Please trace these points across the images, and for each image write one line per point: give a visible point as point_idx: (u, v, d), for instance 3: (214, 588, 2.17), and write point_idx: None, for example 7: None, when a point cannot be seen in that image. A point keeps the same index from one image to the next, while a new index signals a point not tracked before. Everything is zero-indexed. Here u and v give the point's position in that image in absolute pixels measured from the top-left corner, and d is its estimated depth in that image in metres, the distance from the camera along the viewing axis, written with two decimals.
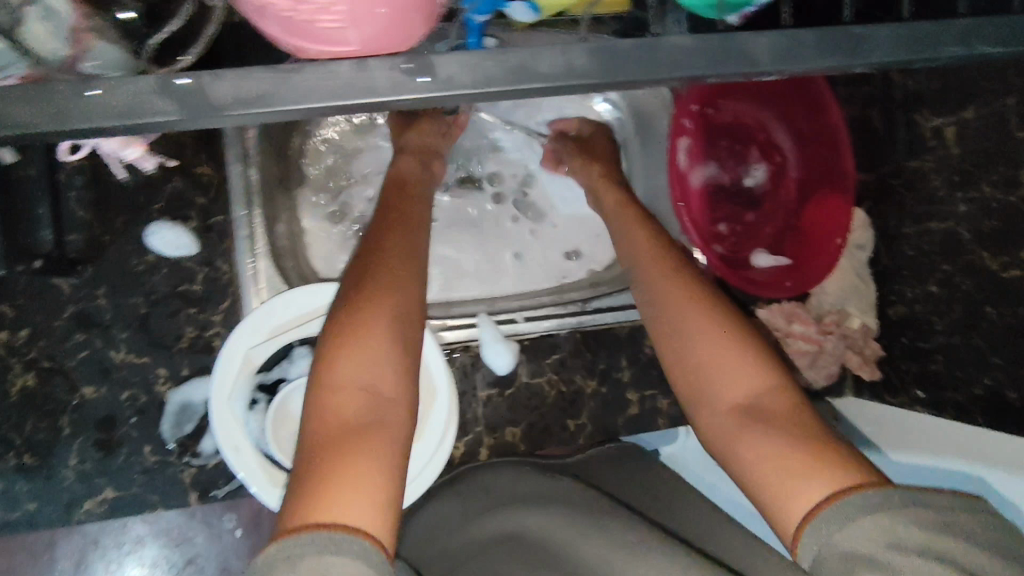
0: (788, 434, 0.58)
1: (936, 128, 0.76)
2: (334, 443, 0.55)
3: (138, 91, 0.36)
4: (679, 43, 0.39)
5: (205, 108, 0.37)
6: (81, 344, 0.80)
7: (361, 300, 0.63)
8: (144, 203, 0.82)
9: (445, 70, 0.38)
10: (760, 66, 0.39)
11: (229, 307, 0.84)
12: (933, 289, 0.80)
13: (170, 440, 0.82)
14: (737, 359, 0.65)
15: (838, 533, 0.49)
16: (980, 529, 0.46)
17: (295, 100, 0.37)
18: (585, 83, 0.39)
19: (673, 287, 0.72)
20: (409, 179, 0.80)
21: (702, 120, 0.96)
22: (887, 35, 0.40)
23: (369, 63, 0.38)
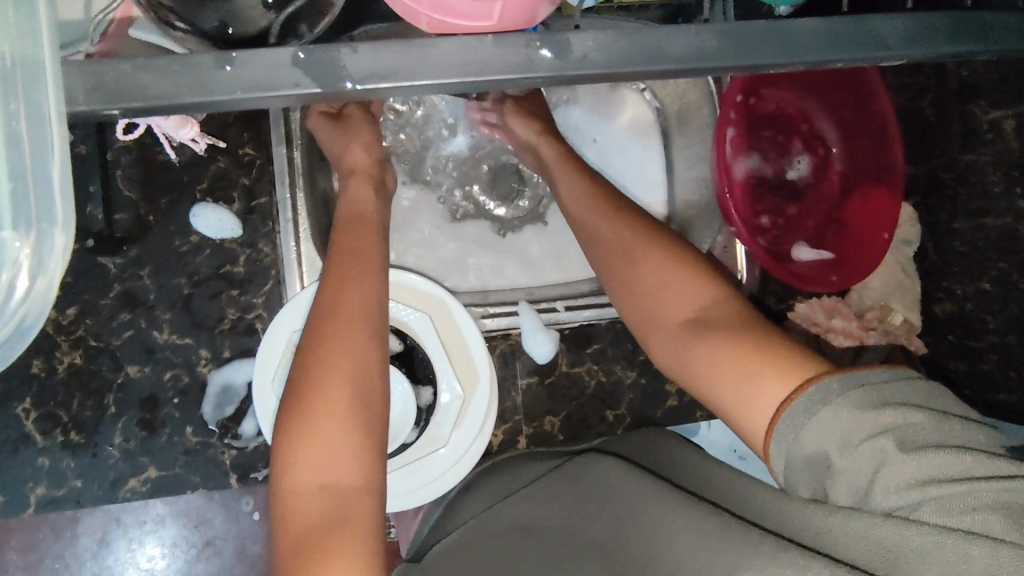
0: (736, 338, 0.57)
1: (995, 120, 0.76)
2: (300, 551, 0.53)
3: (279, 62, 0.42)
4: (813, 27, 0.43)
5: (338, 82, 0.42)
6: (126, 324, 0.80)
7: (306, 392, 0.59)
8: (188, 183, 0.81)
9: (582, 49, 0.43)
10: (895, 49, 0.44)
11: (271, 289, 0.83)
12: (985, 287, 0.79)
13: (212, 421, 0.82)
14: (682, 280, 0.64)
15: (797, 437, 0.47)
16: (926, 401, 0.46)
17: (418, 78, 0.42)
18: (711, 65, 0.43)
19: (617, 232, 0.70)
20: (369, 212, 0.74)
21: (746, 110, 0.94)
22: (1005, 23, 0.45)
23: (506, 39, 0.43)
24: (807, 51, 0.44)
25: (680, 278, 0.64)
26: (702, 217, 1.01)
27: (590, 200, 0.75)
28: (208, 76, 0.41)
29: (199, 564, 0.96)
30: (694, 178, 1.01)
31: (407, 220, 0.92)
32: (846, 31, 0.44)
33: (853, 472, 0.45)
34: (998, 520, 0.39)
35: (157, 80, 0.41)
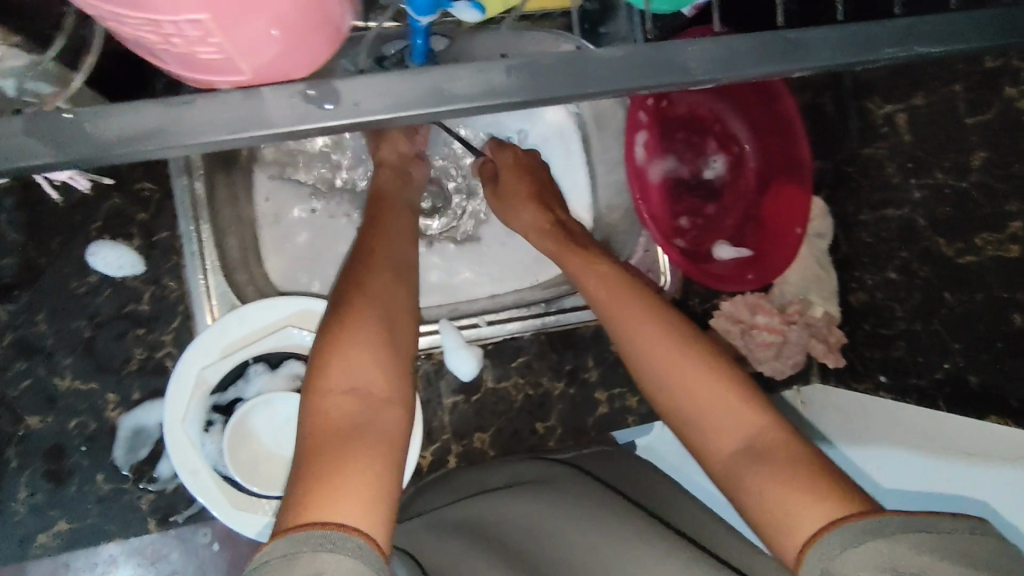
0: (778, 459, 0.57)
1: (887, 114, 0.77)
2: (326, 444, 0.54)
3: (8, 132, 0.31)
4: (603, 53, 0.34)
5: (84, 148, 0.32)
6: (23, 373, 0.77)
7: (346, 307, 0.62)
8: (82, 223, 0.78)
9: (353, 94, 0.33)
10: (696, 79, 0.35)
11: (179, 326, 0.81)
12: (893, 276, 0.81)
13: (125, 466, 0.79)
14: (724, 393, 0.63)
15: (836, 559, 0.48)
16: (974, 550, 0.46)
17: (184, 138, 0.32)
18: (506, 105, 0.34)
19: (647, 319, 0.69)
20: (391, 194, 0.79)
21: (657, 113, 0.94)
22: (822, 39, 0.36)
23: (262, 90, 0.33)
24: (604, 86, 0.34)
25: (711, 377, 0.64)
26: (626, 220, 0.99)
27: (613, 275, 0.75)
28: None
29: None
30: (613, 182, 1.00)
31: (323, 245, 0.90)
32: (643, 58, 0.34)
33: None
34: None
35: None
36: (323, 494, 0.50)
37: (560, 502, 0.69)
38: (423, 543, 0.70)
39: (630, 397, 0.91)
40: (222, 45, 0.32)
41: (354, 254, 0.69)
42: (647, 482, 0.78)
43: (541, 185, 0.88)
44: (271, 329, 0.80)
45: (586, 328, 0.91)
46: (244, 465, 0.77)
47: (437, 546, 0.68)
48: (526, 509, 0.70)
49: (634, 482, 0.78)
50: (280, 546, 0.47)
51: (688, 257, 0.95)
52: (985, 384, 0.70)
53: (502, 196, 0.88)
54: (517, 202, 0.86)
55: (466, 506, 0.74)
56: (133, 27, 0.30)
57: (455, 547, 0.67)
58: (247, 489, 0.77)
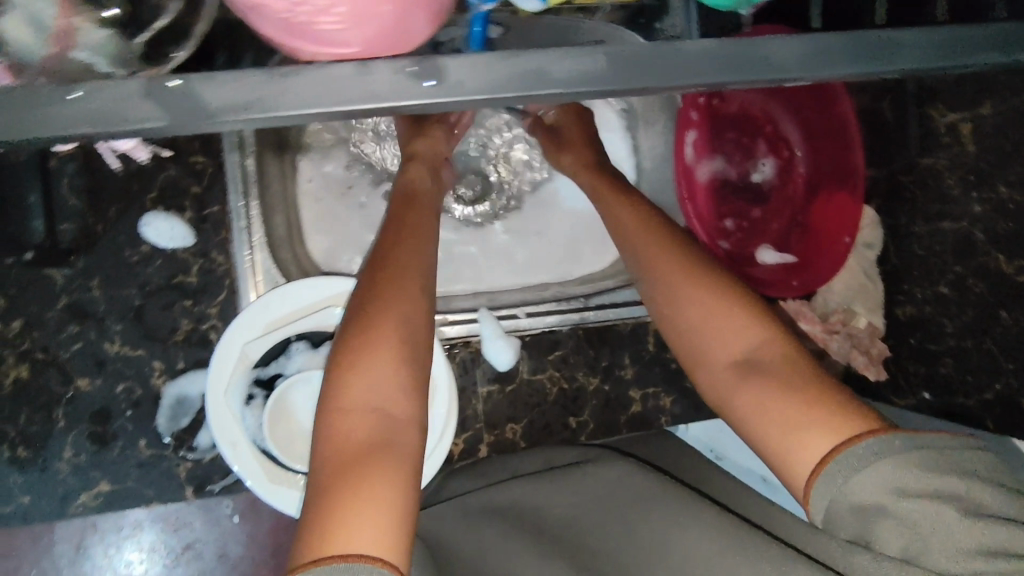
0: (793, 387, 0.55)
1: (950, 123, 0.74)
2: (345, 469, 0.54)
3: (120, 95, 0.32)
4: (698, 45, 0.34)
5: (195, 114, 0.32)
6: (75, 336, 0.79)
7: (366, 323, 0.61)
8: (138, 193, 0.80)
9: (455, 73, 0.33)
10: (793, 73, 0.34)
11: (225, 299, 0.82)
12: (944, 290, 0.79)
13: (166, 433, 0.81)
14: (729, 314, 0.61)
15: (845, 486, 0.48)
16: (976, 466, 0.46)
17: (288, 108, 0.32)
18: (599, 91, 0.34)
19: (654, 251, 0.68)
20: (424, 190, 0.76)
21: (709, 112, 0.95)
22: (916, 39, 0.35)
23: (372, 63, 0.33)
24: (696, 79, 0.34)
25: (719, 305, 0.62)
26: (670, 219, 0.98)
27: (631, 212, 0.73)
28: (51, 112, 0.32)
29: (182, 566, 0.99)
30: (659, 180, 0.99)
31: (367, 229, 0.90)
32: (737, 53, 0.34)
33: (900, 523, 0.45)
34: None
35: (11, 112, 0.32)
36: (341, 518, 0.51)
37: (598, 489, 0.71)
38: (454, 530, 0.71)
39: (664, 397, 0.91)
40: (347, 13, 0.34)
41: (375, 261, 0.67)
42: (686, 464, 0.81)
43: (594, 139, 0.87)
44: (313, 309, 0.81)
45: (625, 325, 0.91)
46: (283, 442, 0.78)
47: (467, 535, 0.69)
48: (563, 499, 0.71)
49: (674, 466, 0.80)
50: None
51: (730, 259, 0.95)
52: None
53: (564, 146, 0.86)
54: (569, 147, 0.85)
55: (494, 491, 0.75)
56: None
57: (487, 534, 0.68)
58: (284, 465, 0.78)
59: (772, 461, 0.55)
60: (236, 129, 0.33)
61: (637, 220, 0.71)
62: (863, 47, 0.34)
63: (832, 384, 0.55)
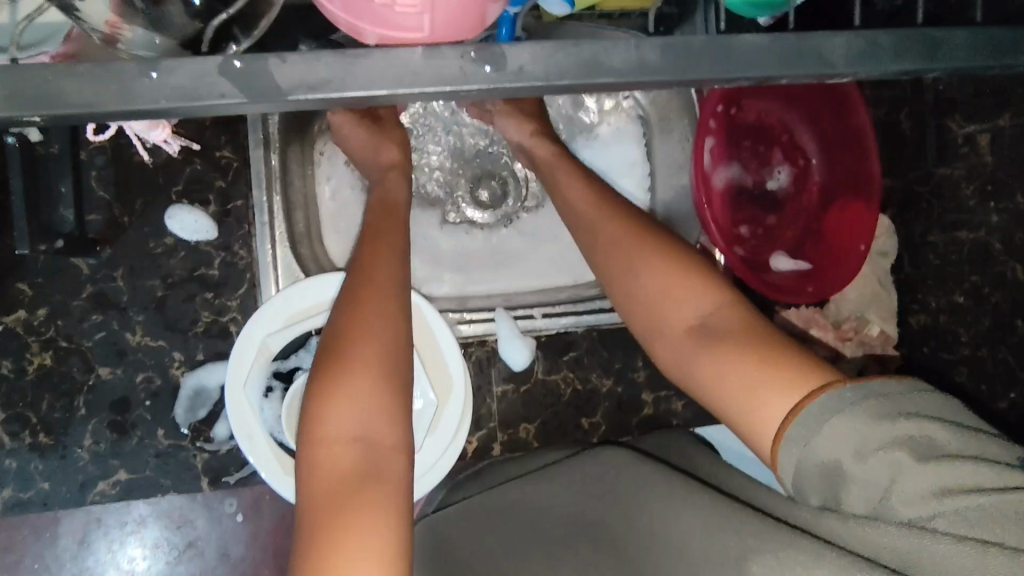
0: (746, 348, 0.54)
1: (968, 134, 0.76)
2: (332, 504, 0.53)
3: (200, 73, 0.33)
4: (752, 40, 0.35)
5: (271, 92, 0.33)
6: (98, 325, 0.79)
7: (339, 343, 0.58)
8: (163, 185, 0.81)
9: (517, 60, 0.34)
10: (840, 68, 0.35)
11: (246, 293, 0.83)
12: (959, 299, 0.80)
13: (184, 424, 0.81)
14: (683, 283, 0.61)
15: (806, 449, 0.46)
16: (938, 412, 0.44)
17: (361, 89, 0.34)
18: (658, 81, 0.34)
19: (610, 229, 0.67)
20: (400, 201, 0.74)
21: (726, 120, 0.94)
22: (960, 39, 0.35)
23: (443, 49, 0.34)
24: (749, 71, 0.35)
25: (670, 274, 0.61)
26: (685, 225, 0.98)
27: (585, 190, 0.72)
28: (135, 86, 0.33)
29: (183, 564, 0.99)
30: (675, 186, 1.00)
31: None
32: (790, 47, 0.35)
33: (862, 479, 0.44)
34: (1016, 532, 0.39)
35: (92, 89, 0.33)
36: (336, 554, 0.50)
37: (589, 479, 0.71)
38: (460, 531, 0.71)
39: (676, 401, 0.91)
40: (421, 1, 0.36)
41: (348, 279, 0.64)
42: (682, 450, 0.78)
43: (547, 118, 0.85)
44: (331, 304, 0.81)
45: None
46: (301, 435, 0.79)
47: (465, 538, 0.70)
48: (561, 498, 0.70)
49: (670, 453, 0.78)
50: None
51: (747, 265, 0.94)
52: None
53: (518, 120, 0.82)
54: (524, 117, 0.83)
55: (506, 490, 0.75)
56: None
57: (488, 540, 0.68)
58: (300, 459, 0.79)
59: (735, 426, 0.54)
60: (309, 108, 0.35)
61: (600, 209, 0.69)
62: (906, 44, 0.35)
63: (782, 338, 0.55)
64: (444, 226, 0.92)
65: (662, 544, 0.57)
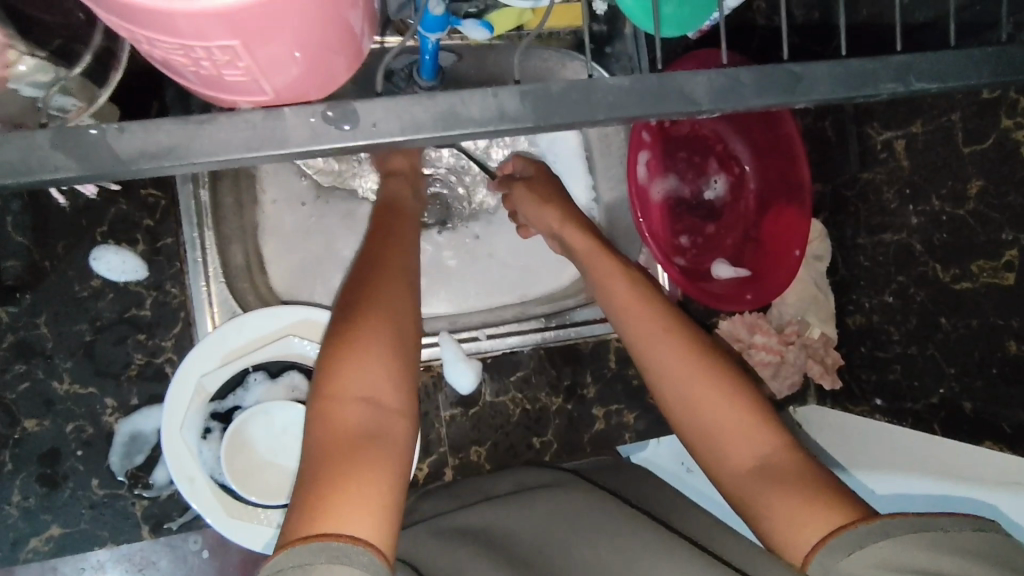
0: (793, 478, 0.58)
1: (886, 140, 0.78)
2: (335, 454, 0.53)
3: (34, 146, 0.32)
4: (612, 83, 0.35)
5: (109, 164, 0.32)
6: (22, 375, 0.77)
7: (355, 315, 0.61)
8: (87, 227, 0.78)
9: (370, 116, 0.34)
10: (703, 107, 0.35)
11: (180, 333, 0.81)
12: (889, 300, 0.82)
13: (120, 472, 0.79)
14: (723, 395, 0.64)
15: (841, 560, 0.50)
16: (983, 550, 0.47)
17: (204, 155, 0.33)
18: (518, 129, 0.34)
19: (630, 292, 0.74)
20: (404, 205, 0.79)
21: (661, 132, 0.95)
22: (822, 73, 0.36)
23: (284, 110, 0.33)
24: (614, 113, 0.35)
25: (699, 372, 0.66)
26: (626, 238, 1.00)
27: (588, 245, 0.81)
28: None
29: None
30: (615, 200, 1.00)
31: (327, 255, 0.90)
32: (648, 89, 0.35)
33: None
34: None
35: None
36: (330, 498, 0.50)
37: (566, 511, 0.71)
38: (421, 546, 0.70)
39: (627, 414, 0.92)
40: (250, 67, 0.32)
41: (365, 265, 0.67)
42: (650, 488, 0.80)
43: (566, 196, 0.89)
44: (272, 339, 0.80)
45: (585, 343, 0.91)
46: (243, 477, 0.77)
47: (434, 549, 0.68)
48: (534, 522, 0.71)
49: (648, 489, 0.80)
50: (290, 554, 0.47)
51: (687, 275, 0.95)
52: (979, 410, 0.71)
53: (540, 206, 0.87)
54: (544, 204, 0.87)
55: (463, 513, 0.75)
56: (165, 50, 0.31)
57: (457, 553, 0.67)
58: (243, 500, 0.77)
59: (774, 543, 0.58)
60: (153, 177, 0.33)
61: (637, 301, 0.73)
62: (769, 80, 0.36)
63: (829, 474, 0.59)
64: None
65: None
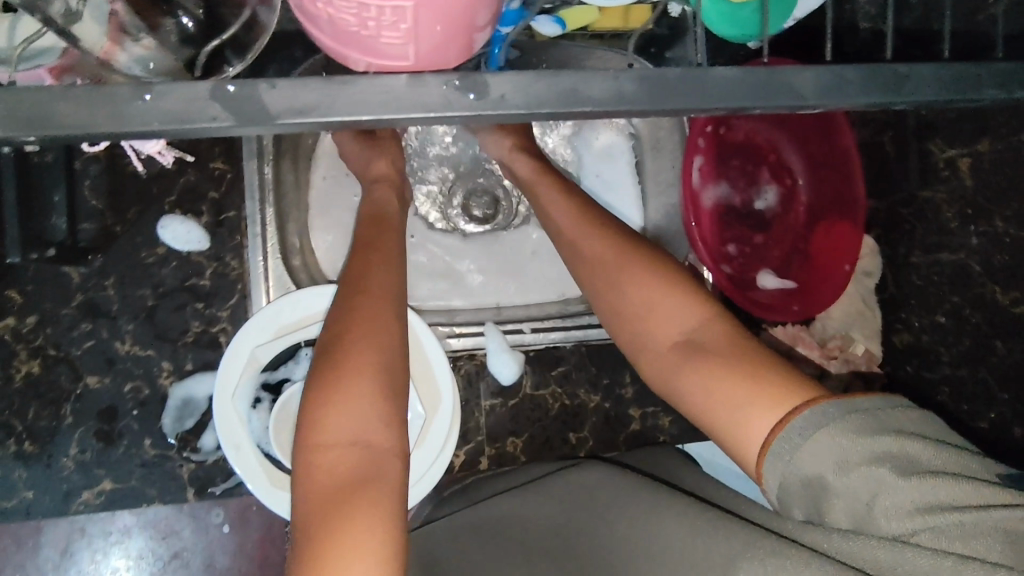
0: (730, 364, 0.56)
1: (949, 158, 0.77)
2: (330, 505, 0.53)
3: (193, 97, 0.34)
4: (727, 74, 0.36)
5: (258, 117, 0.34)
6: (87, 334, 0.80)
7: (334, 358, 0.59)
8: (157, 195, 0.81)
9: (499, 89, 0.35)
10: (809, 101, 0.36)
11: (237, 303, 0.84)
12: (941, 320, 0.80)
13: (171, 433, 0.81)
14: (663, 299, 0.63)
15: (791, 459, 0.48)
16: (916, 428, 0.47)
17: (345, 114, 0.34)
18: (633, 111, 0.36)
19: (572, 225, 0.70)
20: (387, 208, 0.75)
21: (715, 139, 0.96)
22: (926, 75, 0.37)
23: (425, 77, 0.35)
24: (723, 102, 0.36)
25: (636, 277, 0.64)
26: (672, 242, 1.00)
27: (534, 176, 0.79)
28: (127, 109, 0.33)
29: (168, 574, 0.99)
30: (664, 204, 1.01)
31: None
32: (759, 80, 0.36)
33: (848, 493, 0.46)
34: (998, 549, 0.41)
35: (86, 109, 0.33)
36: (326, 553, 0.50)
37: (573, 497, 0.72)
38: (443, 548, 0.71)
39: (663, 417, 0.92)
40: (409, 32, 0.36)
41: (344, 290, 0.64)
42: (667, 464, 0.81)
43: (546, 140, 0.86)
44: (321, 316, 0.81)
45: None
46: (288, 447, 0.79)
47: (454, 550, 0.69)
48: (546, 510, 0.71)
49: (657, 466, 0.81)
50: None
51: (733, 283, 0.97)
52: None
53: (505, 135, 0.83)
54: (513, 148, 0.82)
55: (480, 509, 0.76)
56: (338, 10, 0.35)
57: (474, 552, 0.67)
58: (289, 472, 0.79)
59: (716, 435, 0.56)
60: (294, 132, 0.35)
61: (575, 222, 0.71)
62: (877, 80, 0.36)
63: (764, 351, 0.57)
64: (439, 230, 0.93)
65: (636, 544, 0.59)
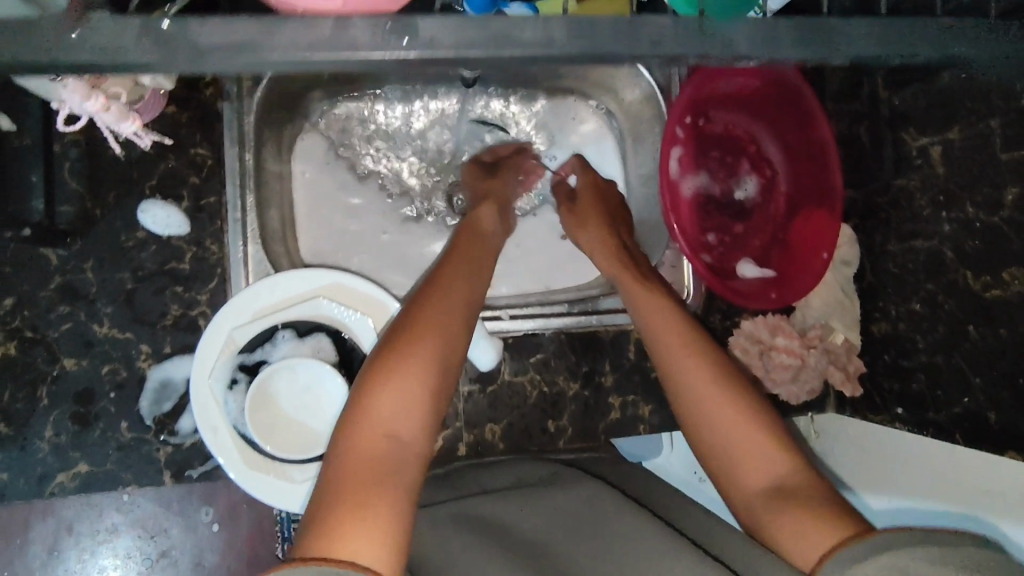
0: (805, 502, 0.59)
1: (923, 146, 0.78)
2: (353, 487, 0.53)
3: (121, 35, 0.38)
4: (664, 23, 0.40)
5: (185, 53, 0.38)
6: (65, 316, 0.80)
7: (389, 351, 0.61)
8: (138, 179, 0.82)
9: (428, 32, 0.39)
10: (745, 54, 0.41)
11: (216, 287, 0.84)
12: (917, 307, 0.81)
13: (148, 417, 0.81)
14: (744, 425, 0.66)
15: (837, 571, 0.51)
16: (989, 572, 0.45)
17: (282, 52, 0.39)
18: (565, 56, 0.40)
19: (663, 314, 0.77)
20: (491, 249, 0.83)
21: (694, 130, 0.95)
22: (859, 33, 0.41)
23: (352, 20, 0.39)
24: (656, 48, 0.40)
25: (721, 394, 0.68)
26: (653, 233, 1.01)
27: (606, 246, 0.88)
28: (61, 43, 0.37)
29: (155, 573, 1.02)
30: (646, 195, 1.01)
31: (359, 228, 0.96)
32: (691, 33, 0.40)
33: None
34: None
35: (27, 43, 0.36)
36: (340, 529, 0.50)
37: (562, 509, 0.71)
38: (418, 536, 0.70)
39: (643, 406, 0.92)
40: None
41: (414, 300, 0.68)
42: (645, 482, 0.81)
43: (617, 214, 0.94)
44: (301, 300, 0.82)
45: (605, 331, 0.93)
46: (265, 431, 0.79)
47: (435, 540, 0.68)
48: (533, 519, 0.71)
49: (645, 485, 0.80)
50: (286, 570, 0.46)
51: (714, 272, 0.95)
52: (1005, 423, 0.70)
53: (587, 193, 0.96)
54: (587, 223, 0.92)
55: (461, 502, 0.74)
56: None
57: (451, 545, 0.66)
58: (264, 454, 0.79)
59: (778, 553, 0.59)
60: (222, 69, 0.39)
61: (661, 309, 0.77)
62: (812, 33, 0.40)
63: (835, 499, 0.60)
64: (419, 221, 0.99)
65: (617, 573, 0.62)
